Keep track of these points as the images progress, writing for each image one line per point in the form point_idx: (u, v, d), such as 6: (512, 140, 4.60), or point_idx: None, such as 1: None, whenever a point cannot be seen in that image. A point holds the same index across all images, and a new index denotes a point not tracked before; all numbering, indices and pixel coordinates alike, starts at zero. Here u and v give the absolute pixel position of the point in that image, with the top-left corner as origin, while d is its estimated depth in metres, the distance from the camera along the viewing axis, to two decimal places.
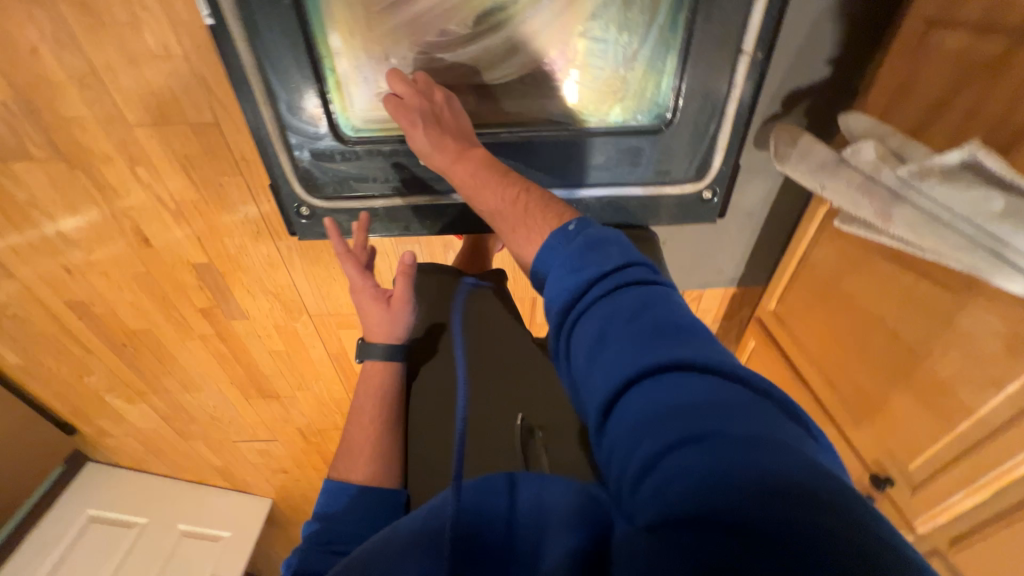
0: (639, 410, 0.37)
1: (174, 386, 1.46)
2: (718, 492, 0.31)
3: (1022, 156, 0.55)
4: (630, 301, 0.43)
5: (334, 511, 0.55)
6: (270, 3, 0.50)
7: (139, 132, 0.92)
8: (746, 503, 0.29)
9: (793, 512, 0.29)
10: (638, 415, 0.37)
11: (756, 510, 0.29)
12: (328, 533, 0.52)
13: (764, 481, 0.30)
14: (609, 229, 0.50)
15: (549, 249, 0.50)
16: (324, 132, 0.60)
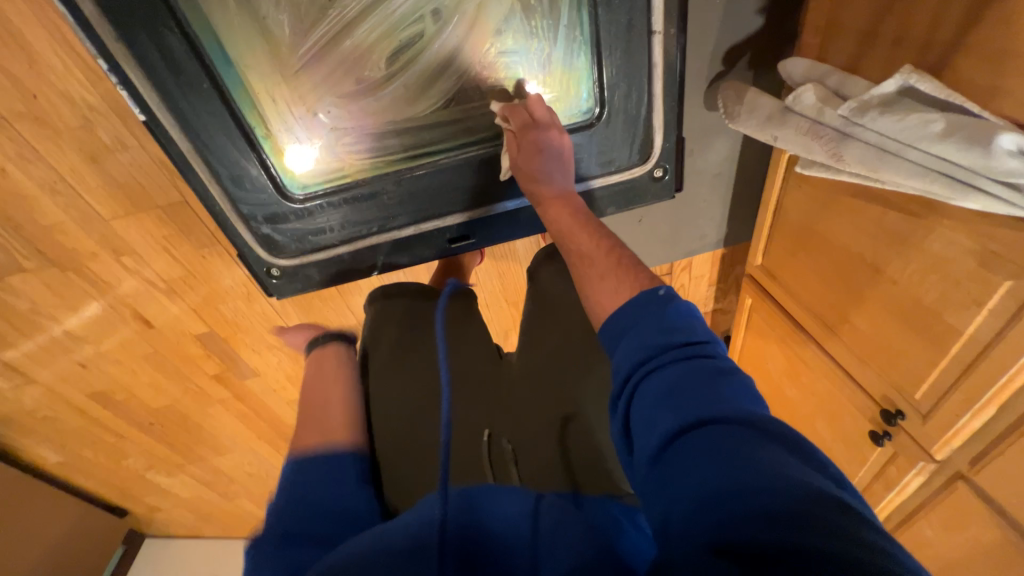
0: (651, 401, 0.42)
1: (207, 452, 1.51)
2: (743, 509, 0.32)
3: (957, 70, 0.54)
4: (637, 295, 0.50)
5: (297, 471, 0.54)
6: (190, 89, 0.53)
7: (116, 224, 0.96)
8: (751, 477, 0.33)
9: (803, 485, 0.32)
10: (651, 406, 0.41)
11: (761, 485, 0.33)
12: (298, 493, 0.50)
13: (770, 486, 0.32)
14: (597, 243, 0.57)
15: (628, 308, 0.49)
16: (274, 197, 0.62)
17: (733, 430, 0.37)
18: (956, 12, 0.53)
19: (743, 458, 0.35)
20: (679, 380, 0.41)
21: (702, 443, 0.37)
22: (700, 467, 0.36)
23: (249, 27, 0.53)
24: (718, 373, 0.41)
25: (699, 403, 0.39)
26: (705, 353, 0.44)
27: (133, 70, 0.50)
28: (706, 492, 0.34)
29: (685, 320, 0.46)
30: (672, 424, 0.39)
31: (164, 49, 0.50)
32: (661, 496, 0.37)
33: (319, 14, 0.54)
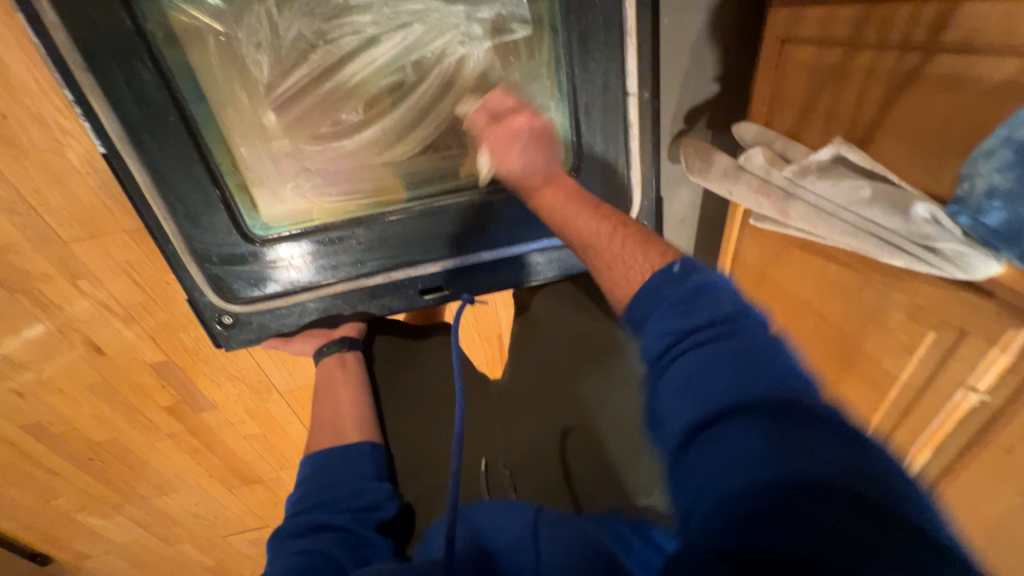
0: (673, 386, 0.42)
1: (150, 491, 1.40)
2: (761, 505, 0.32)
3: (878, 145, 0.61)
4: (653, 275, 0.49)
5: (318, 473, 0.57)
6: (157, 123, 0.53)
7: (75, 246, 0.93)
8: (771, 473, 0.33)
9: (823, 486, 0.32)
10: (673, 390, 0.42)
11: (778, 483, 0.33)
12: (317, 499, 0.53)
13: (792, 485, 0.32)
14: (597, 226, 0.57)
15: (653, 290, 0.48)
16: (234, 238, 0.61)
17: (770, 413, 0.36)
18: (874, 95, 0.60)
19: (787, 443, 0.34)
20: (713, 358, 0.41)
21: (734, 428, 0.36)
22: (734, 453, 0.35)
23: (228, 67, 0.54)
24: (755, 345, 0.40)
25: (720, 385, 0.39)
26: (738, 326, 0.42)
27: (98, 100, 0.51)
28: (737, 476, 0.34)
29: (714, 292, 0.45)
30: (705, 405, 0.39)
31: (132, 81, 0.50)
32: (683, 479, 0.38)
33: (300, 57, 0.57)
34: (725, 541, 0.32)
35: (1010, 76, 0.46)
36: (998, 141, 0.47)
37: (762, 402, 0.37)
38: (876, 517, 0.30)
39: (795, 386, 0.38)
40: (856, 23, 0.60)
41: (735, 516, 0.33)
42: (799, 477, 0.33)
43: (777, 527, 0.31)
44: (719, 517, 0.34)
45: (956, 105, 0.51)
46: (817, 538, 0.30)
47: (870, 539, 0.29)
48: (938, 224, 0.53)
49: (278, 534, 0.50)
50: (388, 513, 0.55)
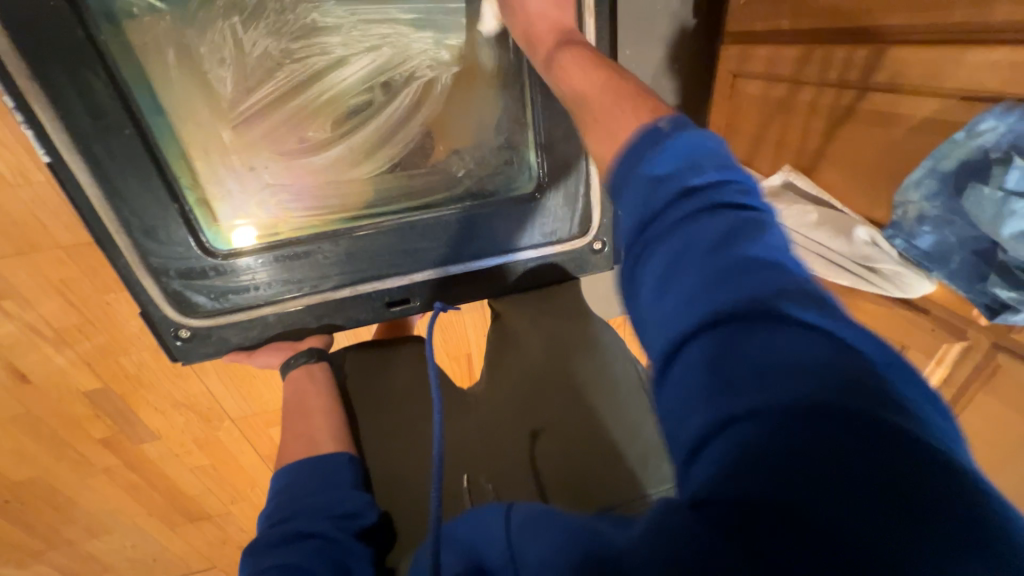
0: (651, 284, 0.36)
1: (78, 535, 1.26)
2: (773, 460, 0.26)
3: (822, 172, 0.65)
4: (637, 134, 0.43)
5: (291, 481, 0.56)
6: (109, 134, 0.49)
7: (0, 263, 0.85)
8: (791, 397, 0.28)
9: (856, 417, 0.26)
10: (652, 289, 0.36)
11: (804, 412, 0.27)
12: (293, 509, 0.52)
13: (813, 409, 0.27)
14: None
15: (639, 148, 0.42)
16: (194, 252, 0.57)
17: (776, 321, 0.30)
18: (817, 126, 0.65)
19: (800, 358, 0.29)
20: (693, 249, 0.35)
21: (730, 335, 0.31)
22: (736, 364, 0.30)
23: (189, 80, 0.51)
24: (748, 228, 0.35)
25: (716, 284, 0.33)
26: (727, 203, 0.37)
27: (43, 109, 0.47)
28: (735, 399, 0.29)
29: (699, 155, 0.39)
30: (695, 309, 0.33)
31: (83, 90, 0.47)
32: (670, 392, 0.33)
33: (267, 74, 0.54)
34: (706, 489, 0.28)
35: (932, 114, 0.51)
36: (926, 171, 0.50)
37: (763, 298, 0.31)
38: (884, 444, 0.26)
39: (784, 277, 0.32)
40: (796, 61, 0.66)
41: (731, 458, 0.27)
42: (811, 399, 0.27)
43: (784, 467, 0.26)
44: (716, 451, 0.28)
45: (887, 138, 0.56)
46: (830, 481, 0.25)
47: (891, 479, 0.25)
48: (878, 247, 0.56)
49: (254, 547, 0.49)
50: (368, 521, 0.54)
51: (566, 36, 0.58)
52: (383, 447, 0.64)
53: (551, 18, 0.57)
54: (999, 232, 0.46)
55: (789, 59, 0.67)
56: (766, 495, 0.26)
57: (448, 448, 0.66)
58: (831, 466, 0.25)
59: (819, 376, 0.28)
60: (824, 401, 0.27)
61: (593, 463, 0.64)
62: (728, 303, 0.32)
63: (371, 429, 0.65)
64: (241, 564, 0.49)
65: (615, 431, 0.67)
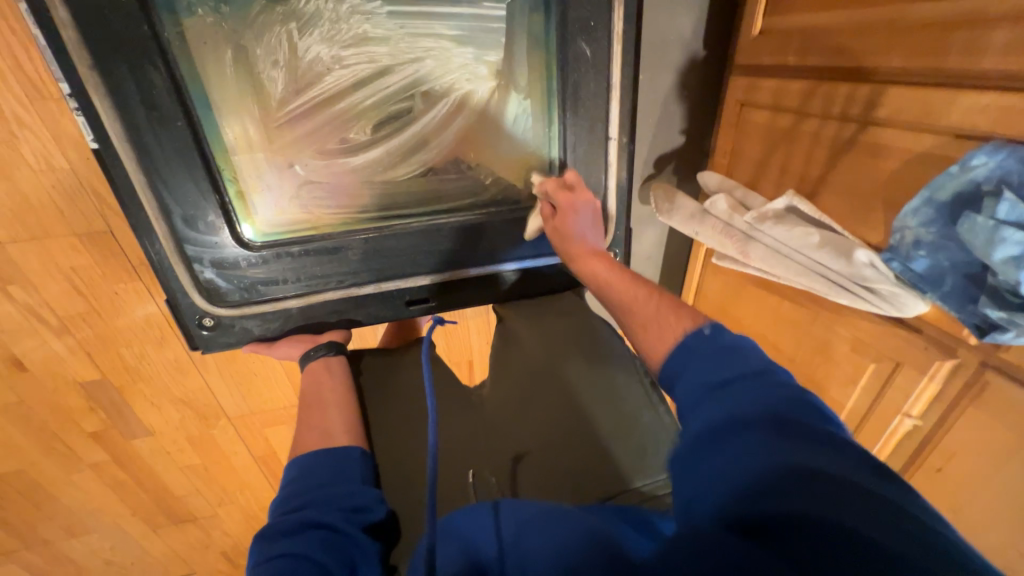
0: (687, 410, 0.47)
1: (56, 534, 1.22)
2: (795, 503, 0.34)
3: (823, 197, 0.70)
4: (686, 336, 0.52)
5: (300, 473, 0.55)
6: (161, 125, 0.51)
7: (12, 248, 0.85)
8: (798, 464, 0.37)
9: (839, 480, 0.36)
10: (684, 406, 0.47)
11: (796, 467, 0.37)
12: (303, 499, 0.52)
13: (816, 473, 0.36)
14: (650, 293, 0.60)
15: (688, 348, 0.51)
16: (227, 243, 0.59)
17: (780, 415, 0.41)
18: (820, 154, 0.69)
19: (775, 436, 0.39)
20: (711, 360, 0.48)
21: (749, 420, 0.42)
22: (766, 440, 0.39)
23: (241, 78, 0.54)
24: (761, 372, 0.46)
25: (752, 401, 0.43)
26: (749, 363, 0.47)
27: (101, 97, 0.49)
28: (747, 460, 0.39)
29: (745, 352, 0.49)
30: (740, 416, 0.42)
31: (142, 81, 0.49)
32: (704, 467, 0.41)
33: (314, 78, 0.57)
34: (733, 514, 0.36)
35: (929, 148, 0.56)
36: (922, 200, 0.54)
37: (772, 404, 0.42)
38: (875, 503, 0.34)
39: (780, 389, 0.44)
40: (802, 95, 0.71)
41: (748, 495, 0.36)
42: (796, 467, 0.37)
43: (785, 495, 0.35)
44: (731, 491, 0.38)
45: (887, 169, 0.61)
46: (823, 502, 0.34)
47: (880, 524, 0.32)
48: (877, 270, 0.60)
49: (263, 534, 0.48)
50: (379, 515, 0.53)
51: (595, 59, 0.62)
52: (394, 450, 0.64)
53: (581, 42, 0.60)
54: (990, 255, 0.49)
55: (794, 93, 0.72)
56: (773, 518, 0.34)
57: (450, 447, 0.66)
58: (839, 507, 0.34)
59: (830, 459, 0.37)
60: (808, 467, 0.37)
61: (591, 456, 0.64)
62: (769, 412, 0.42)
63: (383, 433, 0.65)
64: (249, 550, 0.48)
65: (610, 426, 0.67)
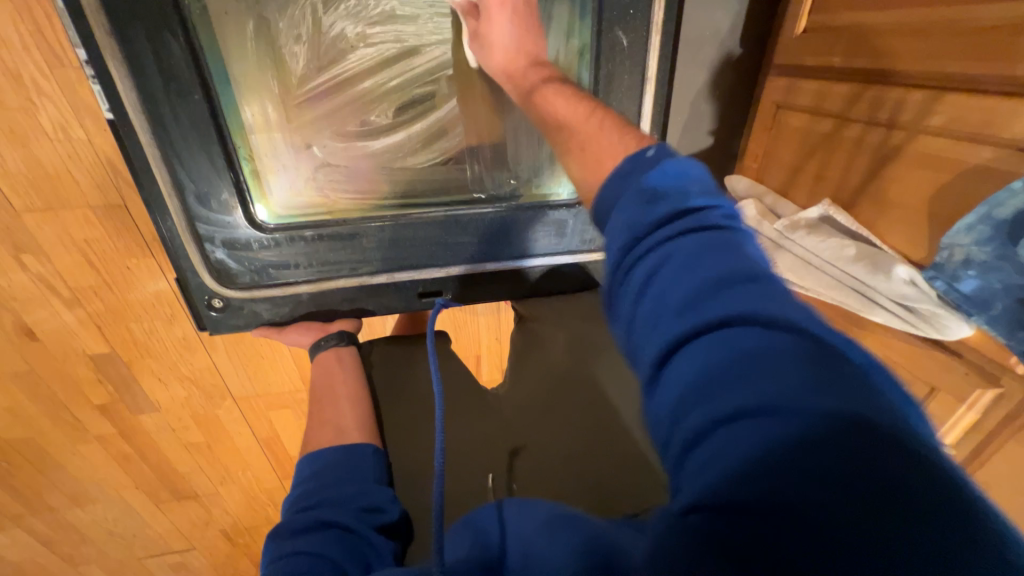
0: (644, 301, 0.37)
1: (60, 503, 1.23)
2: (762, 483, 0.27)
3: (862, 208, 0.66)
4: (627, 164, 0.43)
5: (315, 470, 0.55)
6: (177, 98, 0.49)
7: (27, 217, 0.85)
8: (789, 429, 0.27)
9: (856, 427, 0.27)
10: (643, 309, 0.37)
11: (802, 437, 0.27)
12: (315, 497, 0.52)
13: (811, 433, 0.27)
14: (591, 113, 0.50)
15: (621, 178, 0.42)
16: (241, 223, 0.57)
17: (753, 324, 0.32)
18: (861, 163, 0.66)
19: (801, 364, 0.29)
20: (688, 256, 0.36)
21: (729, 339, 0.32)
22: (736, 364, 0.31)
23: (263, 53, 0.53)
24: (727, 246, 0.36)
25: (711, 298, 0.34)
26: (702, 221, 0.38)
27: (116, 66, 0.47)
28: (721, 393, 0.30)
29: (681, 184, 0.40)
30: (682, 313, 0.34)
31: (160, 51, 0.47)
32: (665, 402, 0.33)
33: (339, 55, 0.56)
34: (698, 495, 0.28)
35: (988, 161, 0.52)
36: (977, 217, 0.51)
37: (751, 315, 0.32)
38: (887, 448, 0.26)
39: (778, 298, 0.33)
40: (847, 99, 0.67)
41: (730, 461, 0.28)
42: (809, 429, 0.27)
43: (800, 474, 0.26)
44: (714, 470, 0.28)
45: (937, 180, 0.57)
46: (834, 488, 0.25)
47: (906, 484, 0.25)
48: (917, 287, 0.57)
49: (278, 532, 0.49)
50: (392, 516, 0.52)
51: (632, 49, 0.58)
52: (409, 443, 0.63)
53: (619, 31, 0.57)
54: None
55: (839, 97, 0.68)
56: (763, 504, 0.26)
57: (472, 440, 0.64)
58: (847, 493, 0.25)
59: (834, 398, 0.28)
60: (824, 410, 0.27)
61: (612, 460, 0.61)
62: (723, 311, 0.33)
63: (398, 424, 0.64)
64: (265, 548, 0.49)
65: (637, 434, 0.64)
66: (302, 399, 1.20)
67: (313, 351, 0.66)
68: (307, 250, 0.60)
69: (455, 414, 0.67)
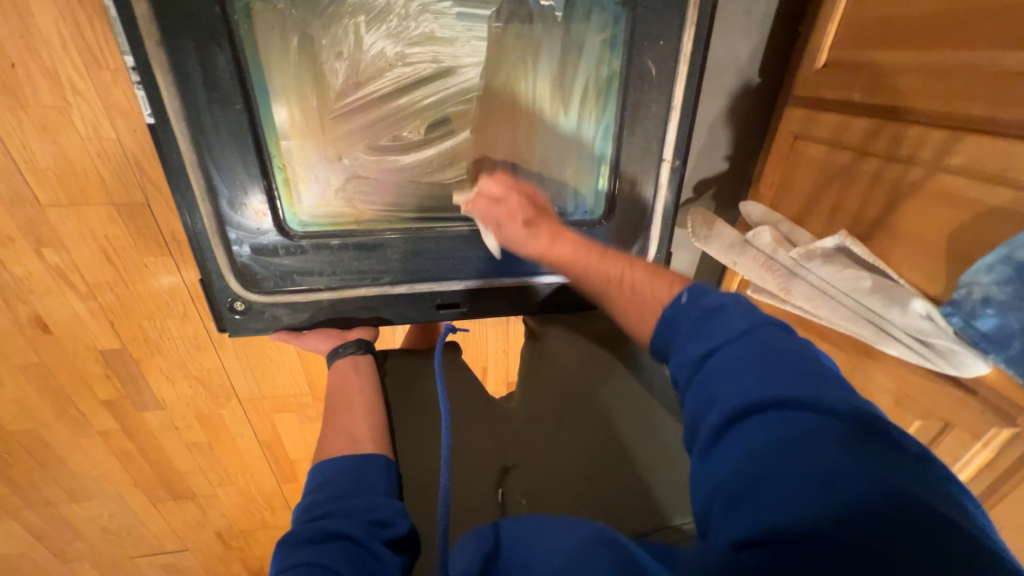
0: (700, 394, 0.43)
1: (57, 497, 1.23)
2: (819, 524, 0.31)
3: (879, 241, 0.67)
4: (665, 308, 0.51)
5: (326, 480, 0.55)
6: (220, 107, 0.51)
7: (51, 212, 0.86)
8: (841, 500, 0.31)
9: (910, 503, 0.31)
10: (701, 400, 0.42)
11: (850, 509, 0.31)
12: (325, 507, 0.51)
13: (860, 515, 0.31)
14: (608, 275, 0.58)
15: (670, 321, 0.50)
16: (270, 229, 0.58)
17: (811, 408, 0.37)
18: (879, 196, 0.67)
19: (844, 437, 0.35)
20: (741, 360, 0.42)
21: (776, 420, 0.37)
22: (786, 443, 0.35)
23: (303, 67, 0.55)
24: (788, 352, 0.41)
25: (771, 381, 0.39)
26: (764, 342, 0.42)
27: (163, 75, 0.48)
28: (781, 460, 0.35)
29: (730, 310, 0.46)
30: (741, 399, 0.39)
31: (206, 63, 0.49)
32: (719, 461, 0.38)
33: (377, 72, 0.58)
34: (751, 531, 0.32)
35: (1007, 202, 0.53)
36: (998, 258, 0.51)
37: (800, 399, 0.37)
38: (941, 527, 0.30)
39: (834, 390, 0.38)
40: (866, 134, 0.68)
41: (782, 516, 0.32)
42: (856, 500, 0.31)
43: (842, 527, 0.30)
44: (762, 513, 0.33)
45: (955, 219, 0.58)
46: (876, 537, 0.30)
47: (917, 527, 0.30)
48: (933, 322, 0.57)
49: (287, 540, 0.49)
50: (401, 530, 0.51)
51: (661, 77, 0.60)
52: (419, 454, 0.63)
53: (648, 60, 0.59)
54: None
55: (858, 131, 0.69)
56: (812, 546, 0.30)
57: (483, 452, 0.65)
58: (877, 540, 0.29)
59: (883, 482, 0.32)
60: (887, 481, 0.32)
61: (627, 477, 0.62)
62: (778, 395, 0.38)
63: (410, 434, 0.65)
64: (274, 556, 0.49)
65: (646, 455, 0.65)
66: (307, 403, 1.20)
67: (330, 357, 0.67)
68: (332, 258, 0.61)
69: (468, 426, 0.67)
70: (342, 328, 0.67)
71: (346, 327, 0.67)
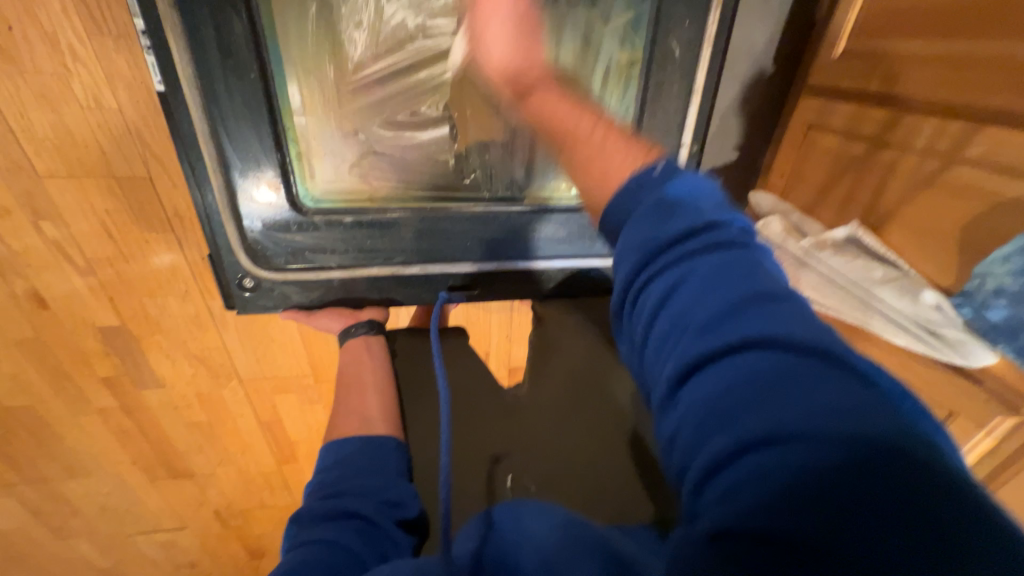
0: (669, 328, 0.38)
1: (53, 474, 1.22)
2: (780, 486, 0.28)
3: (890, 231, 0.67)
4: (629, 178, 0.45)
5: (341, 457, 0.55)
6: (234, 74, 0.49)
7: (50, 183, 0.84)
8: (805, 455, 0.28)
9: (888, 451, 0.27)
10: (673, 336, 0.37)
11: (817, 466, 0.28)
12: (336, 484, 0.52)
13: (833, 473, 0.27)
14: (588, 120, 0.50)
15: (631, 199, 0.44)
16: (283, 204, 0.57)
17: (778, 344, 0.33)
18: (893, 187, 0.67)
19: (802, 370, 0.31)
20: (704, 277, 0.38)
21: (743, 368, 0.33)
22: (749, 395, 0.32)
23: (322, 35, 0.54)
24: (749, 267, 0.38)
25: (731, 320, 0.35)
26: (714, 240, 0.39)
27: (176, 39, 0.47)
28: (744, 408, 0.31)
29: (693, 205, 0.42)
30: (702, 339, 0.35)
31: (220, 25, 0.47)
32: (682, 419, 0.34)
33: (397, 45, 0.58)
34: (721, 515, 0.29)
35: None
36: (1015, 249, 0.52)
37: (765, 343, 0.33)
38: (900, 473, 0.27)
39: (790, 314, 0.35)
40: (882, 124, 0.68)
41: (758, 480, 0.29)
42: (825, 450, 0.28)
43: (812, 493, 0.27)
44: (735, 484, 0.29)
45: (971, 211, 0.58)
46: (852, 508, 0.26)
47: (894, 485, 0.27)
48: (944, 313, 0.58)
49: (299, 517, 0.49)
50: (411, 512, 0.52)
51: (683, 59, 0.59)
52: (425, 437, 0.63)
53: (672, 41, 0.58)
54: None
55: (873, 121, 0.69)
56: (785, 522, 0.27)
57: (490, 439, 0.65)
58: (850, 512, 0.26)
59: (853, 423, 0.28)
60: (845, 419, 0.29)
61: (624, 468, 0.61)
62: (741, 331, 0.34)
63: (416, 419, 0.64)
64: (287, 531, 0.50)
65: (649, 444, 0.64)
66: (307, 384, 1.19)
67: (342, 336, 0.68)
68: (344, 237, 0.60)
69: (474, 411, 0.67)
70: (354, 312, 0.67)
71: (358, 310, 0.68)
